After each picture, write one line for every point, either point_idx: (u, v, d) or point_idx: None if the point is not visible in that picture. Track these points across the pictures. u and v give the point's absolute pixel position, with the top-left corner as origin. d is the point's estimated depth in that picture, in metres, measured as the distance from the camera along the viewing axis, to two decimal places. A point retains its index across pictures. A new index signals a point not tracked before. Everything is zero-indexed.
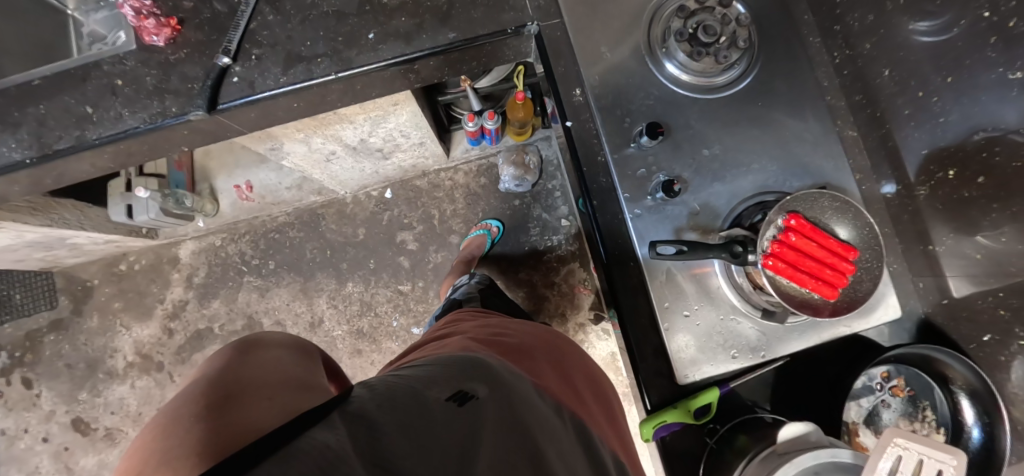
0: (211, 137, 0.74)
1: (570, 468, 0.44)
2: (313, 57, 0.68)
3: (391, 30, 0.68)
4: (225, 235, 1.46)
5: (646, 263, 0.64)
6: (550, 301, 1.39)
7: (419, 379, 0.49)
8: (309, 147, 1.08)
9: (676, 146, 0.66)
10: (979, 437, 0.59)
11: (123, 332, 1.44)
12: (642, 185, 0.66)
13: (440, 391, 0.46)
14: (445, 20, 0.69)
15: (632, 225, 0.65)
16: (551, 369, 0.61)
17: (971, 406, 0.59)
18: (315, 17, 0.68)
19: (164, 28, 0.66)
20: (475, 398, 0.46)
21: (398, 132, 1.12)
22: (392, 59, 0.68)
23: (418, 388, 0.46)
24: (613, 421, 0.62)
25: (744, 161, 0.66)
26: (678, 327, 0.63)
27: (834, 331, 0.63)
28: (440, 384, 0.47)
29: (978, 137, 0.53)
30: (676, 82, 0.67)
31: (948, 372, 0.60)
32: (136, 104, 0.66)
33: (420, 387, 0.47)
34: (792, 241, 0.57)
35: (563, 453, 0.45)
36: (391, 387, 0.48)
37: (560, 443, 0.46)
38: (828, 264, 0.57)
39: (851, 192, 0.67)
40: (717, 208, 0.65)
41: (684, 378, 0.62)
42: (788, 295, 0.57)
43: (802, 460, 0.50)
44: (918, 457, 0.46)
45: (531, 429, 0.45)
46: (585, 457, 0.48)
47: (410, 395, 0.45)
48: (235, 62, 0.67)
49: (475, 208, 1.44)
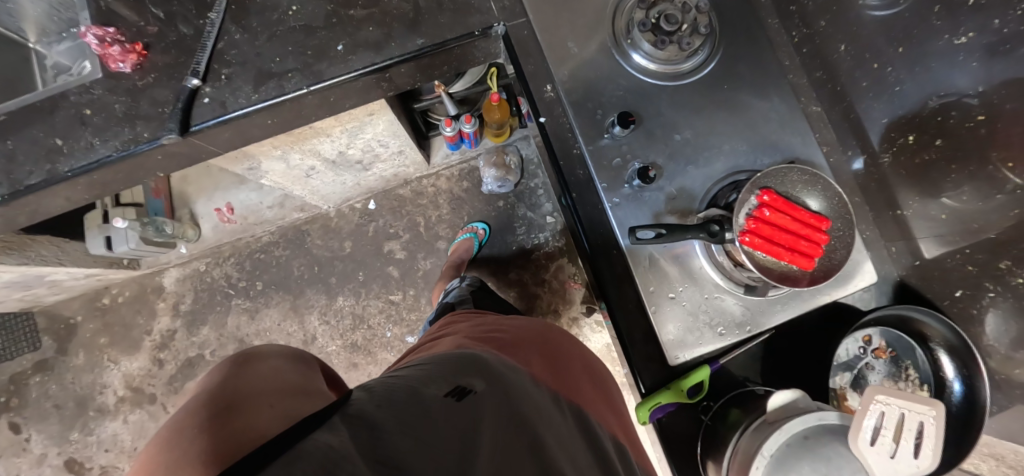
0: (186, 160, 0.73)
1: (570, 453, 0.44)
2: (283, 73, 0.68)
3: (360, 40, 0.69)
4: (209, 259, 1.45)
5: (629, 250, 0.64)
6: (542, 298, 1.40)
7: (416, 378, 0.49)
8: (287, 164, 1.08)
9: (647, 134, 0.68)
10: (961, 390, 0.61)
11: (111, 366, 1.42)
12: (618, 174, 0.67)
13: (439, 387, 0.47)
14: (414, 27, 0.69)
15: (612, 214, 0.66)
16: (547, 360, 0.61)
17: (951, 360, 0.62)
18: (283, 33, 0.69)
19: (130, 53, 0.66)
20: (473, 392, 0.46)
21: (376, 141, 1.13)
22: (362, 69, 0.68)
23: (416, 386, 0.47)
24: (611, 407, 0.63)
25: (715, 144, 0.68)
26: (665, 309, 0.64)
27: (814, 302, 0.64)
28: (437, 381, 0.48)
29: (933, 102, 0.55)
30: (644, 72, 0.69)
31: (926, 330, 0.63)
32: (107, 132, 0.66)
33: (419, 385, 0.47)
34: (767, 215, 0.59)
35: (563, 440, 0.45)
36: (389, 388, 0.48)
37: (560, 432, 0.47)
38: (803, 235, 0.59)
39: (820, 165, 0.68)
40: (693, 191, 0.67)
41: (675, 359, 0.63)
42: (766, 269, 0.59)
43: (792, 426, 0.51)
44: (900, 412, 0.48)
45: (530, 419, 0.45)
46: (584, 443, 0.48)
47: (409, 394, 0.46)
48: (205, 83, 0.67)
49: (460, 213, 1.45)
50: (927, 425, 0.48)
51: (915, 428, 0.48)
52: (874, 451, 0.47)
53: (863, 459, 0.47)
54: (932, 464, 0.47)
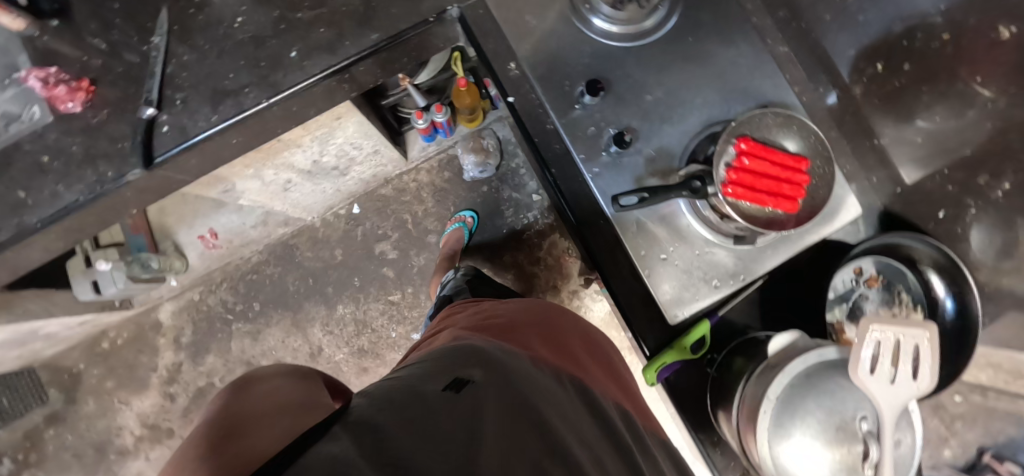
0: (158, 193, 0.71)
1: (576, 429, 0.45)
2: (239, 89, 0.66)
3: (313, 43, 0.67)
4: (202, 288, 1.44)
5: (616, 218, 0.64)
6: (540, 277, 1.40)
7: (414, 378, 0.48)
8: (262, 181, 1.06)
9: (618, 99, 0.67)
10: (953, 306, 0.66)
11: (123, 408, 1.42)
12: (594, 143, 0.66)
13: (438, 383, 0.46)
14: (365, 22, 0.67)
15: (594, 184, 0.65)
16: (545, 340, 0.61)
17: (940, 279, 0.66)
18: (233, 47, 0.66)
19: (78, 91, 0.63)
20: (472, 382, 0.46)
21: (349, 145, 1.11)
22: (321, 74, 0.67)
23: (416, 385, 0.46)
24: (614, 377, 0.63)
25: (687, 99, 0.67)
26: (658, 271, 0.64)
27: (804, 241, 0.65)
28: (436, 377, 0.47)
29: (898, 27, 0.69)
30: (607, 36, 0.67)
31: (914, 254, 0.67)
32: (69, 177, 0.64)
33: (418, 384, 0.46)
34: (746, 164, 0.58)
35: (567, 417, 0.46)
36: (388, 391, 0.47)
37: (563, 410, 0.47)
38: (784, 179, 0.59)
39: (794, 106, 0.67)
40: (671, 150, 0.66)
41: (675, 318, 0.63)
42: (753, 217, 0.58)
43: (792, 368, 0.53)
44: (893, 338, 0.48)
45: (532, 401, 0.45)
46: (588, 416, 0.49)
47: (408, 393, 0.45)
48: (161, 111, 0.65)
49: (446, 204, 1.43)
50: (922, 345, 0.48)
51: (911, 352, 0.48)
52: (874, 380, 0.47)
53: (865, 390, 0.47)
54: (931, 384, 0.47)
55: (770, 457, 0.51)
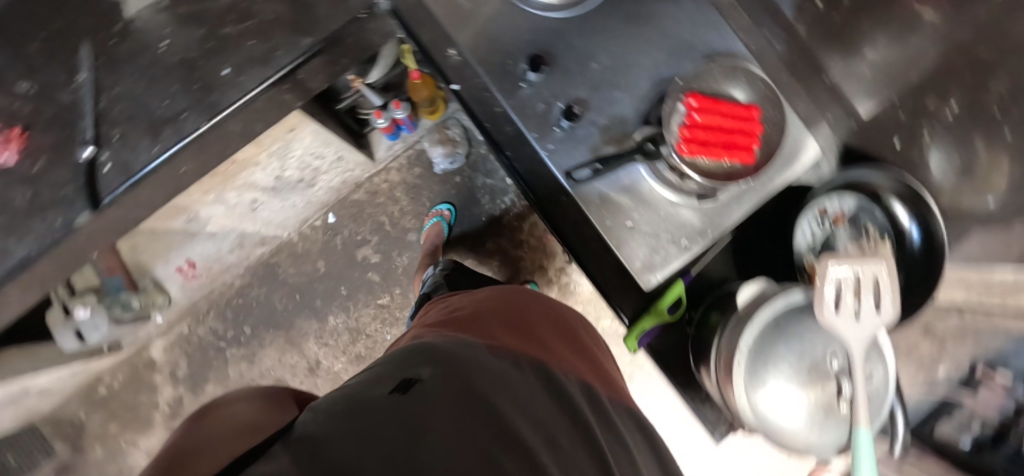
0: (115, 234, 0.70)
1: (526, 418, 0.45)
2: (178, 115, 0.64)
3: (246, 57, 0.65)
4: (190, 319, 1.42)
5: (576, 192, 0.63)
6: (525, 259, 1.40)
7: (363, 383, 0.47)
8: (227, 204, 1.04)
9: (564, 71, 0.65)
10: (919, 233, 0.66)
11: (132, 449, 1.42)
12: (545, 120, 0.65)
13: (385, 386, 0.45)
14: (295, 27, 0.65)
15: (550, 161, 0.64)
16: (506, 326, 0.60)
17: (904, 208, 0.66)
18: (163, 72, 0.64)
19: (10, 140, 0.60)
20: (420, 380, 0.45)
21: (310, 155, 1.09)
22: (260, 87, 0.65)
23: (362, 391, 0.45)
24: (580, 354, 0.63)
25: (634, 62, 0.65)
26: (626, 239, 0.63)
27: (767, 188, 0.64)
28: (384, 380, 0.46)
29: None
30: (549, 9, 0.64)
31: (875, 186, 0.67)
32: (16, 232, 0.61)
33: (365, 389, 0.45)
34: (698, 120, 0.57)
35: (519, 406, 0.46)
36: (334, 399, 0.45)
37: (516, 398, 0.46)
38: (738, 130, 0.59)
39: (740, 53, 0.67)
40: (625, 116, 0.65)
41: (649, 283, 0.63)
42: (711, 172, 0.58)
43: (762, 315, 0.54)
44: (853, 274, 0.49)
45: (482, 392, 0.44)
46: (543, 402, 0.48)
47: (352, 400, 0.43)
48: (100, 148, 0.63)
49: (420, 200, 1.42)
50: (881, 278, 0.49)
51: (871, 286, 0.49)
52: (837, 317, 0.49)
53: (833, 329, 0.49)
54: (893, 315, 0.48)
55: (749, 405, 0.52)
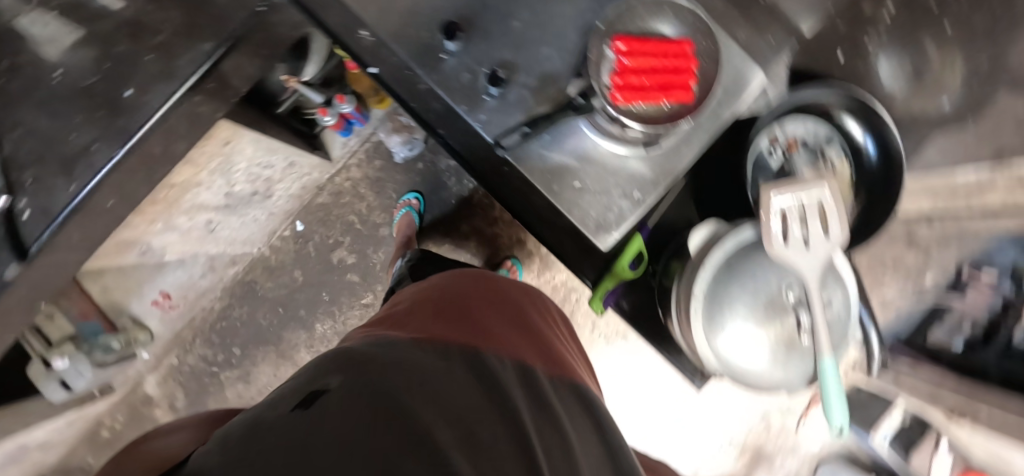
0: (55, 283, 0.66)
1: (448, 415, 0.41)
2: (85, 147, 0.57)
3: (146, 74, 0.58)
4: (177, 350, 1.41)
5: (517, 160, 0.60)
6: (502, 235, 1.36)
7: (266, 402, 0.43)
8: (179, 230, 1.00)
9: (485, 36, 0.61)
10: (874, 147, 0.69)
11: None
12: (473, 90, 0.61)
13: (286, 403, 0.40)
14: (191, 32, 0.59)
15: (485, 132, 0.61)
16: (438, 317, 0.57)
17: (857, 124, 0.69)
18: (52, 100, 0.57)
19: None
20: (326, 391, 0.41)
21: (257, 166, 1.03)
22: (166, 106, 0.59)
23: (262, 411, 0.40)
24: (524, 333, 0.60)
25: (557, 14, 0.61)
26: (576, 201, 0.60)
27: (713, 124, 0.61)
28: (286, 397, 0.41)
29: None
30: None
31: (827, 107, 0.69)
32: None
33: (265, 409, 0.40)
34: (629, 63, 0.55)
35: (441, 402, 0.42)
36: (231, 425, 0.41)
37: (438, 394, 0.43)
38: (671, 68, 0.56)
39: None
40: (557, 73, 0.61)
41: (607, 242, 0.61)
42: (651, 116, 0.55)
43: (713, 259, 0.57)
44: (794, 200, 0.51)
45: (396, 394, 0.41)
46: (470, 394, 0.45)
47: (246, 424, 0.38)
48: (15, 195, 0.55)
49: (386, 193, 1.38)
50: (825, 201, 0.51)
51: (815, 210, 0.51)
52: (787, 249, 0.51)
53: (784, 260, 0.51)
54: (841, 236, 0.50)
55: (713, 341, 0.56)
